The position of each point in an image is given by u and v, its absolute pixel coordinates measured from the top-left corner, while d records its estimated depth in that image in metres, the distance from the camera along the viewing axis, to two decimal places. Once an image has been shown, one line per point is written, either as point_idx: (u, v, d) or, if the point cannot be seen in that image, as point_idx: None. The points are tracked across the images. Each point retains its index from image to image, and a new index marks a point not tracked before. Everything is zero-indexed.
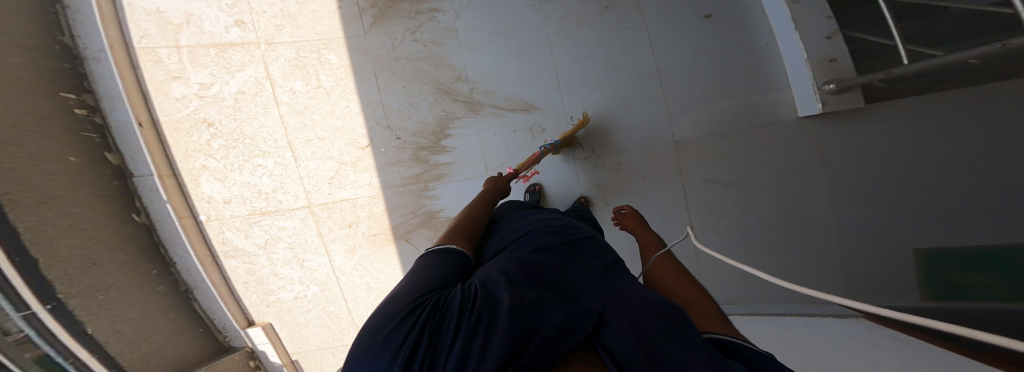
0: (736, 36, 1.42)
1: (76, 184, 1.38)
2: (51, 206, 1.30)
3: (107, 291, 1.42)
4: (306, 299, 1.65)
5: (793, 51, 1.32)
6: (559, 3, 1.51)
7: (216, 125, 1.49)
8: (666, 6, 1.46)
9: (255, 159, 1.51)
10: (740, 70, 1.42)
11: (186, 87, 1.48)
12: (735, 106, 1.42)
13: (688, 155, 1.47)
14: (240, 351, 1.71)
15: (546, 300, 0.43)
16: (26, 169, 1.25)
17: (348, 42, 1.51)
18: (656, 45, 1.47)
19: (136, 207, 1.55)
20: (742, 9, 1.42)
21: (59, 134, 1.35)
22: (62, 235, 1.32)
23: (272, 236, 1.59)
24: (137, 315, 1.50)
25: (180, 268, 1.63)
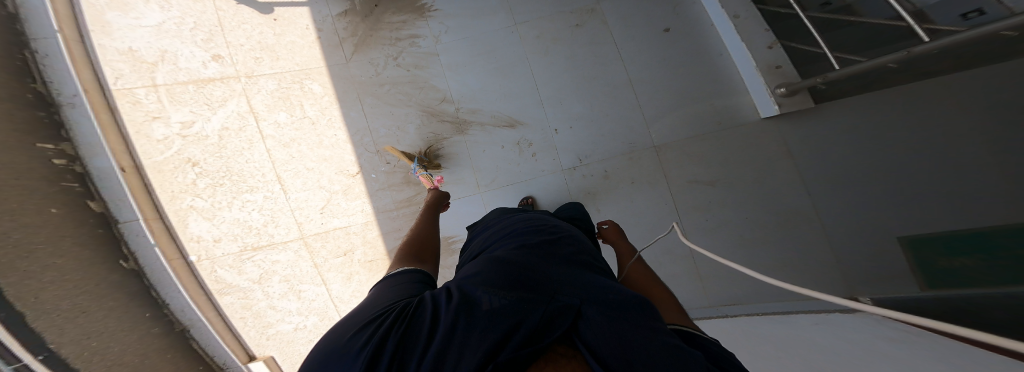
0: (693, 47, 1.56)
1: (60, 235, 1.35)
2: (33, 260, 1.28)
3: (99, 337, 1.40)
4: (306, 330, 1.63)
5: (742, 59, 1.48)
6: (532, 23, 1.57)
7: (200, 164, 1.47)
8: (629, 22, 1.58)
9: (244, 195, 1.48)
10: (702, 77, 1.55)
11: (168, 127, 1.46)
12: (704, 110, 1.54)
13: (669, 158, 1.54)
14: None
15: (522, 294, 0.43)
16: (5, 226, 1.22)
17: (330, 70, 1.51)
18: (626, 57, 1.57)
19: (124, 253, 1.50)
20: (694, 24, 1.57)
21: (39, 187, 1.32)
22: (46, 288, 1.30)
23: (266, 271, 1.56)
24: (133, 359, 1.47)
25: (174, 309, 1.58)
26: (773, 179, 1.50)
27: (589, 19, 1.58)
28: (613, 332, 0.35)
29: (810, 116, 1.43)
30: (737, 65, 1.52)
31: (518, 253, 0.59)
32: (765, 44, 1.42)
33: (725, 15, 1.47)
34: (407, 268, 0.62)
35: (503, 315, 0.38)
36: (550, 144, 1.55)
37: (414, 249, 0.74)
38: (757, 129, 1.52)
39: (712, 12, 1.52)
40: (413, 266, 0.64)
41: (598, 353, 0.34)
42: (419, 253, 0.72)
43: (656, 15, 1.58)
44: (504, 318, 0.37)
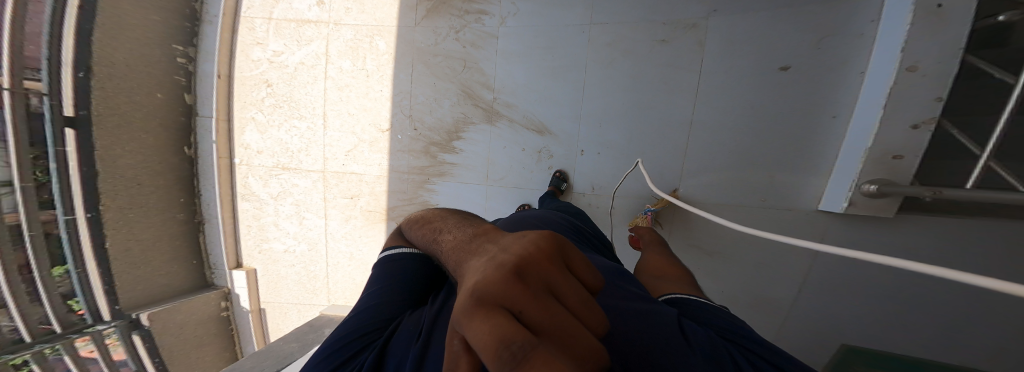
0: (804, 100, 1.32)
1: (153, 116, 1.68)
2: (127, 131, 1.59)
3: (135, 210, 1.63)
4: (293, 254, 1.84)
5: (865, 128, 1.19)
6: (607, 27, 1.45)
7: (273, 86, 1.72)
8: (736, 55, 1.38)
9: (293, 120, 1.72)
10: (784, 141, 1.37)
11: (264, 52, 1.72)
12: (755, 178, 1.44)
13: (687, 218, 1.49)
14: (218, 291, 1.94)
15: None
16: (122, 100, 1.57)
17: (398, 31, 1.56)
18: (703, 93, 1.42)
19: (190, 142, 1.83)
20: (833, 68, 1.28)
21: (160, 76, 1.69)
22: (124, 155, 1.59)
23: (284, 190, 1.78)
24: (149, 237, 1.69)
25: (202, 202, 1.88)
26: (782, 271, 1.40)
27: (681, 36, 1.41)
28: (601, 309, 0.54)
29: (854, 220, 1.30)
30: (844, 132, 1.28)
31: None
32: (909, 123, 1.10)
33: (892, 66, 1.11)
34: (402, 251, 0.75)
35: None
36: (571, 162, 1.59)
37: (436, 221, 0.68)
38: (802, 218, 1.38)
39: (874, 57, 1.18)
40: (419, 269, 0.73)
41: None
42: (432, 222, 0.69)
43: (780, 48, 1.33)
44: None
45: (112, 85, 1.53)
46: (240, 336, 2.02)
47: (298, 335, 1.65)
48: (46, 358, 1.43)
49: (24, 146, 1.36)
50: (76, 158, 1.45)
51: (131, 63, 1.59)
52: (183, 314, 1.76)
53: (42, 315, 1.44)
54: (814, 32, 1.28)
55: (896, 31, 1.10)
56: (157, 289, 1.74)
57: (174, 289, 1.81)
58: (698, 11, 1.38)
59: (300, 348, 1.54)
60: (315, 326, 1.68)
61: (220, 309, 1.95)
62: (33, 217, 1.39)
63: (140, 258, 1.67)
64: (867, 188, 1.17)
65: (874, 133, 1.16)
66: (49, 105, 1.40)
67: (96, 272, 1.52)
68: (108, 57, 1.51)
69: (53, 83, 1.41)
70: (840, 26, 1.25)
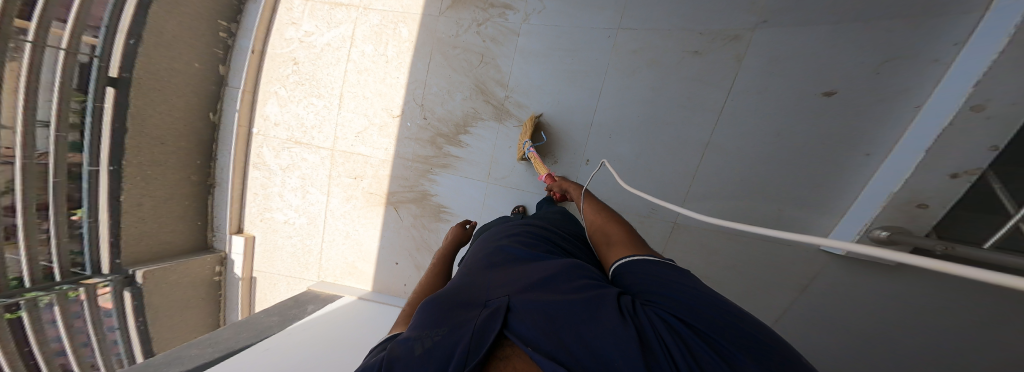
0: (842, 131, 1.27)
1: (186, 83, 1.76)
2: (161, 94, 1.67)
3: (153, 169, 1.69)
4: (292, 226, 1.93)
5: (897, 169, 1.13)
6: (633, 34, 1.42)
7: (299, 65, 1.77)
8: (779, 75, 1.31)
9: (312, 98, 1.78)
10: (811, 174, 1.33)
11: (296, 32, 1.76)
12: (762, 209, 1.42)
13: (680, 239, 1.57)
14: (213, 255, 1.96)
15: (459, 315, 0.54)
16: (162, 66, 1.66)
17: (422, 20, 1.60)
18: (727, 114, 1.39)
19: (215, 108, 1.92)
20: (884, 100, 1.20)
21: (200, 47, 1.78)
22: (154, 116, 1.66)
23: (293, 163, 1.86)
24: (162, 196, 1.74)
25: (218, 166, 1.97)
26: (762, 302, 1.51)
27: (717, 48, 1.35)
28: (541, 310, 0.50)
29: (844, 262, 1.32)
30: (872, 175, 1.23)
31: (461, 278, 0.70)
32: (947, 171, 1.00)
33: (953, 107, 1.01)
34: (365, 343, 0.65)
35: (439, 348, 0.45)
36: (574, 171, 1.57)
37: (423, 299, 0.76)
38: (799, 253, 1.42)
39: (938, 95, 1.09)
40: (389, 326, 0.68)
41: (526, 336, 0.46)
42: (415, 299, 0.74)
43: (827, 71, 1.26)
44: (444, 348, 0.45)
45: (156, 50, 1.62)
46: (226, 303, 2.05)
47: (281, 309, 1.64)
48: (37, 304, 1.37)
49: (70, 99, 1.44)
50: (110, 115, 1.51)
51: (177, 34, 1.68)
52: (175, 276, 1.76)
53: (47, 254, 1.45)
54: (866, 59, 1.21)
55: (975, 65, 0.99)
56: (159, 247, 1.78)
57: (176, 248, 1.85)
58: (744, 22, 1.31)
59: (280, 322, 1.52)
60: (299, 302, 1.69)
61: (213, 273, 1.97)
62: (61, 162, 1.44)
63: (149, 215, 1.71)
64: (879, 233, 1.11)
65: (904, 180, 1.09)
66: (96, 66, 1.48)
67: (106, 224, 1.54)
68: (158, 27, 1.60)
69: (103, 47, 1.50)
70: (887, 59, 1.19)
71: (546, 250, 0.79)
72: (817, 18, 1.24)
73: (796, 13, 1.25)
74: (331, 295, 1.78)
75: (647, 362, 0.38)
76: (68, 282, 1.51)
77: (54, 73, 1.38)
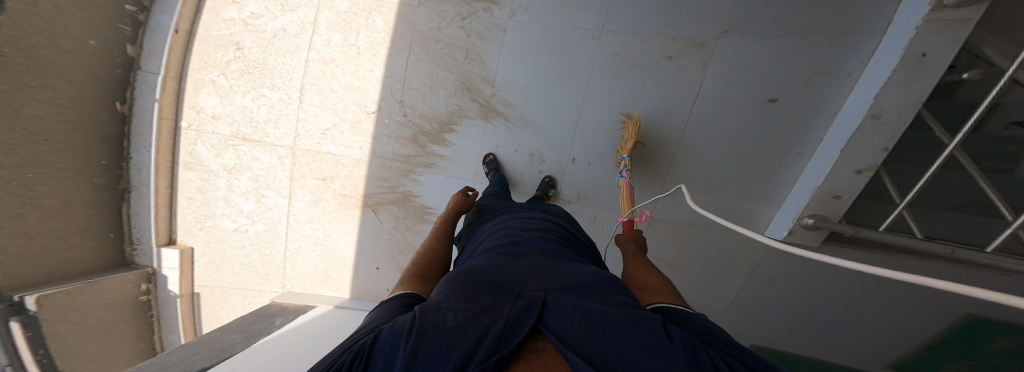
0: (783, 133, 1.51)
1: (80, 65, 1.41)
2: (44, 78, 1.31)
3: (37, 172, 1.33)
4: (245, 234, 1.72)
5: (818, 167, 1.41)
6: (616, 37, 1.50)
7: (244, 50, 1.53)
8: (737, 81, 1.50)
9: (263, 89, 1.56)
10: (757, 171, 1.58)
11: (239, 12, 1.50)
12: (722, 202, 1.63)
13: (655, 232, 1.78)
14: (139, 272, 1.66)
15: (493, 298, 0.58)
16: (41, 43, 1.29)
17: (399, 9, 1.50)
18: (695, 116, 1.56)
19: (124, 97, 1.58)
20: (814, 106, 1.46)
21: (97, 21, 1.44)
22: (31, 106, 1.29)
23: (242, 163, 1.64)
24: (53, 206, 1.39)
25: (132, 166, 1.64)
26: (715, 278, 1.77)
27: (689, 54, 1.49)
28: (579, 315, 0.53)
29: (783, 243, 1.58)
30: (802, 170, 1.51)
31: (489, 261, 0.75)
32: (854, 168, 1.28)
33: (856, 115, 1.30)
34: (390, 295, 0.70)
35: (473, 323, 0.50)
36: (561, 169, 1.64)
37: (420, 269, 0.83)
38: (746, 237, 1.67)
39: (848, 105, 1.37)
40: (412, 290, 0.72)
41: (560, 333, 0.49)
42: (423, 272, 0.82)
43: (775, 80, 1.47)
44: (478, 324, 0.49)
45: (31, 22, 1.26)
46: (161, 323, 1.76)
47: (243, 325, 1.46)
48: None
49: None
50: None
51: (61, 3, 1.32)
52: (88, 297, 1.44)
53: None
54: (810, 66, 1.43)
55: (873, 81, 1.27)
56: (54, 271, 1.43)
57: (79, 269, 1.51)
58: (711, 31, 1.46)
59: (243, 339, 1.35)
60: (263, 316, 1.52)
61: (139, 293, 1.67)
62: None
63: (37, 232, 1.35)
64: (807, 220, 1.40)
65: (823, 175, 1.36)
66: None
67: None
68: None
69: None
70: (829, 67, 1.42)
71: (570, 255, 0.84)
72: (770, 33, 1.43)
73: (753, 26, 1.44)
74: (303, 305, 1.64)
75: None
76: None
77: None
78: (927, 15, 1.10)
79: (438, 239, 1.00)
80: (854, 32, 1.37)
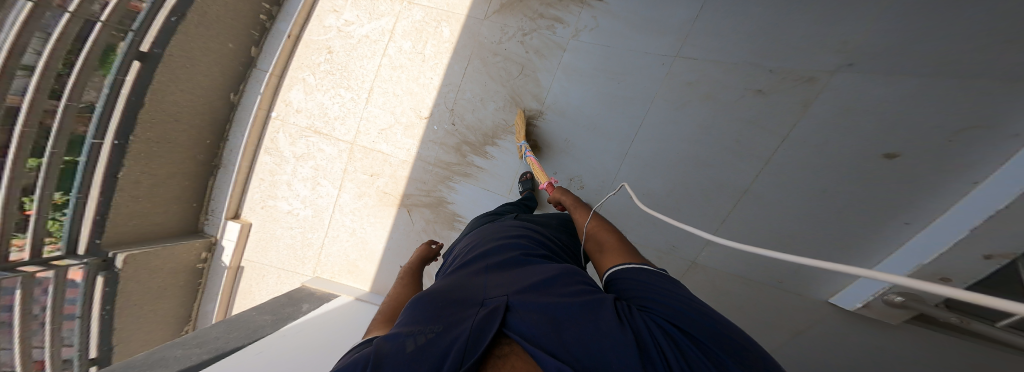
0: (893, 197, 1.09)
1: (217, 63, 1.69)
2: (188, 73, 1.59)
3: (161, 147, 1.58)
4: (296, 217, 1.80)
5: (939, 241, 0.98)
6: (690, 64, 1.24)
7: (333, 53, 1.70)
8: (845, 128, 1.10)
9: (340, 89, 1.70)
10: (841, 235, 1.17)
11: (336, 20, 1.69)
12: (780, 261, 1.26)
13: (695, 278, 1.38)
14: (204, 240, 1.82)
15: (451, 311, 0.47)
16: (195, 44, 1.58)
17: (466, 21, 1.50)
18: (773, 164, 1.20)
19: (237, 89, 1.85)
20: (947, 168, 1.00)
21: (239, 29, 1.72)
22: (173, 94, 1.56)
23: (308, 153, 1.76)
24: (162, 175, 1.63)
25: (227, 146, 1.88)
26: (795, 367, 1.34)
27: (784, 89, 1.15)
28: (542, 309, 0.44)
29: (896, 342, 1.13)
30: (902, 247, 1.08)
31: (453, 276, 0.62)
32: (978, 252, 0.88)
33: (1015, 187, 0.84)
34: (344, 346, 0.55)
35: (434, 344, 0.39)
36: (600, 199, 1.42)
37: (391, 315, 0.67)
38: (830, 323, 1.22)
39: (1005, 171, 0.90)
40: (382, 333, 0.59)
41: (525, 333, 0.40)
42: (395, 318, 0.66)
43: (903, 130, 1.04)
44: (438, 345, 0.38)
45: (193, 28, 1.55)
46: (204, 292, 1.89)
47: (274, 307, 1.46)
48: (34, 278, 1.22)
49: (92, 71, 1.35)
50: (130, 88, 1.42)
51: (219, 14, 1.61)
52: (160, 261, 1.60)
53: (20, 226, 1.25)
54: (956, 118, 0.97)
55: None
56: (144, 229, 1.64)
57: (161, 230, 1.71)
58: (825, 63, 1.09)
59: (273, 323, 1.34)
60: (293, 299, 1.52)
61: (197, 260, 1.81)
62: (72, 108, 1.31)
63: (143, 195, 1.58)
64: (891, 297, 1.01)
65: (935, 255, 0.96)
66: (131, 40, 1.44)
67: (95, 200, 1.40)
68: (203, 6, 1.56)
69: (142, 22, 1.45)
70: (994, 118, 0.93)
71: (543, 250, 0.72)
72: (923, 70, 0.97)
73: (887, 60, 1.02)
74: (328, 293, 1.62)
75: (645, 360, 0.33)
76: (37, 261, 1.31)
77: (51, 39, 1.20)
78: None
79: (404, 287, 0.84)
80: None
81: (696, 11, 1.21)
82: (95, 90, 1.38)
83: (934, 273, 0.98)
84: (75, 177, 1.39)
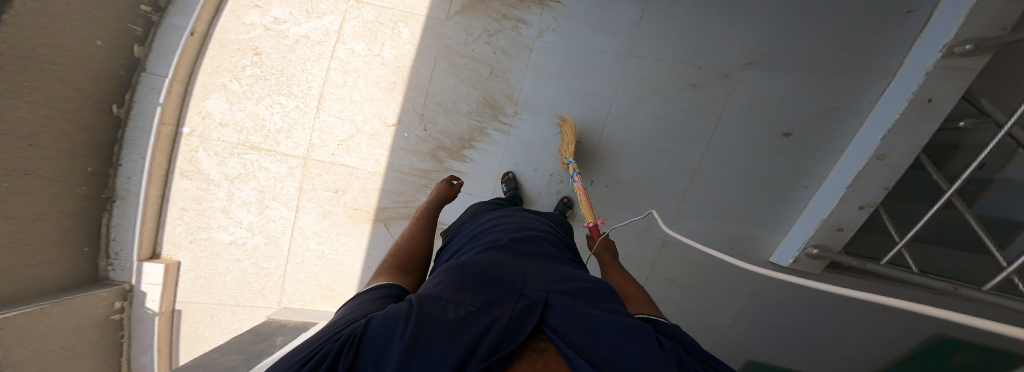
0: (796, 169, 1.42)
1: (82, 65, 1.29)
2: (42, 80, 1.19)
3: (17, 180, 1.18)
4: (242, 247, 1.56)
5: (828, 196, 1.32)
6: (641, 62, 1.40)
7: (262, 56, 1.46)
8: (759, 114, 1.40)
9: (279, 97, 1.48)
10: (764, 200, 1.48)
11: (261, 17, 1.45)
12: (731, 227, 1.52)
13: (668, 256, 1.65)
14: (115, 287, 1.47)
15: (491, 291, 0.50)
16: (45, 40, 1.18)
17: (426, 22, 1.42)
18: (714, 146, 1.45)
19: (122, 99, 1.46)
20: (824, 144, 1.38)
21: (109, 21, 1.34)
22: (22, 108, 1.16)
23: (247, 173, 1.52)
24: (26, 218, 1.23)
25: (122, 174, 1.49)
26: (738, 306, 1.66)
27: (711, 84, 1.39)
28: (581, 316, 0.47)
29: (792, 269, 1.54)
30: (807, 206, 1.43)
31: (487, 254, 0.65)
32: (858, 203, 1.24)
33: (868, 152, 1.21)
34: (374, 284, 0.58)
35: (476, 319, 0.42)
36: (579, 191, 1.54)
37: (400, 259, 0.69)
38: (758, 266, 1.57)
39: (857, 143, 1.29)
40: (396, 279, 0.61)
41: (564, 336, 0.43)
42: (404, 262, 0.69)
43: (793, 115, 1.37)
44: (484, 320, 0.42)
45: (41, 20, 1.16)
46: (132, 346, 1.52)
47: (240, 345, 1.28)
48: None
49: None
50: None
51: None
52: (54, 321, 1.23)
53: None
54: (828, 102, 1.34)
55: (883, 119, 1.20)
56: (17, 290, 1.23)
57: (46, 287, 1.31)
58: (738, 61, 1.37)
59: (245, 360, 1.17)
60: (262, 335, 1.35)
61: (112, 311, 1.45)
62: None
63: (4, 246, 1.19)
64: (810, 250, 1.35)
65: (830, 209, 1.29)
66: None
67: None
68: None
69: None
70: (848, 103, 1.33)
71: (566, 257, 0.76)
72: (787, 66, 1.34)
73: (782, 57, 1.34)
74: (302, 322, 1.46)
75: None
76: None
77: None
78: (937, 61, 1.07)
79: (420, 228, 0.85)
80: (868, 71, 1.30)
81: (639, 15, 1.36)
82: None
83: (833, 225, 1.30)
84: None
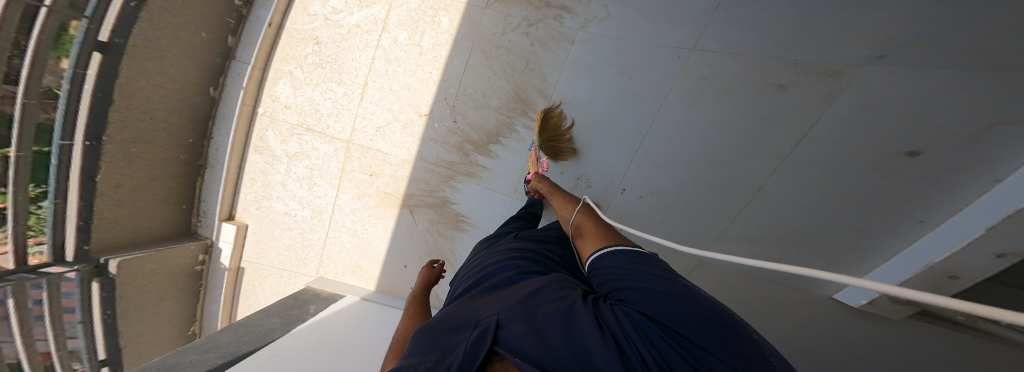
0: (910, 200, 1.09)
1: (190, 54, 1.52)
2: (159, 65, 1.44)
3: (139, 147, 1.47)
4: (294, 218, 1.75)
5: (945, 241, 1.01)
6: (705, 58, 1.20)
7: (321, 45, 1.58)
8: (865, 127, 1.09)
9: (331, 83, 1.60)
10: (849, 232, 1.20)
11: (322, 7, 1.57)
12: (788, 256, 1.30)
13: (702, 278, 1.45)
14: (200, 242, 1.76)
15: (445, 339, 0.44)
16: (163, 33, 1.42)
17: (466, 10, 1.40)
18: (790, 162, 1.20)
19: (217, 82, 1.68)
20: (981, 167, 0.97)
21: (209, 14, 1.53)
22: (145, 89, 1.43)
23: (301, 152, 1.68)
24: (145, 178, 1.53)
25: (211, 146, 1.75)
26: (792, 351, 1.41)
27: (807, 83, 1.12)
28: (528, 320, 0.42)
29: (883, 325, 1.21)
30: (913, 246, 1.09)
31: (453, 302, 0.60)
32: (990, 250, 0.91)
33: None
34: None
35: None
36: (608, 198, 1.43)
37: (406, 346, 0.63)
38: (827, 309, 1.30)
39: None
40: None
41: (514, 347, 0.38)
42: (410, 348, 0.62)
43: (933, 127, 1.01)
44: None
45: (162, 15, 1.39)
46: (206, 293, 1.84)
47: (281, 309, 1.44)
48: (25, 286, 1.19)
49: (47, 59, 1.19)
50: (93, 83, 1.28)
51: None
52: (154, 265, 1.54)
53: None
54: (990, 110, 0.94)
55: None
56: (133, 233, 1.55)
57: (153, 233, 1.63)
58: (856, 55, 1.05)
59: (283, 325, 1.33)
60: (299, 301, 1.50)
61: (195, 263, 1.76)
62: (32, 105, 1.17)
63: (130, 198, 1.50)
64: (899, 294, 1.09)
65: (947, 254, 0.99)
66: (84, 28, 1.27)
67: (78, 205, 1.32)
68: None
69: (97, 9, 1.29)
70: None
71: (534, 259, 0.70)
72: (959, 63, 0.94)
73: (927, 51, 0.97)
74: (333, 294, 1.60)
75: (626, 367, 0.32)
76: (23, 270, 1.25)
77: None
78: None
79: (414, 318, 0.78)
80: None
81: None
82: (54, 86, 1.23)
83: (942, 271, 1.01)
84: (47, 181, 1.28)
